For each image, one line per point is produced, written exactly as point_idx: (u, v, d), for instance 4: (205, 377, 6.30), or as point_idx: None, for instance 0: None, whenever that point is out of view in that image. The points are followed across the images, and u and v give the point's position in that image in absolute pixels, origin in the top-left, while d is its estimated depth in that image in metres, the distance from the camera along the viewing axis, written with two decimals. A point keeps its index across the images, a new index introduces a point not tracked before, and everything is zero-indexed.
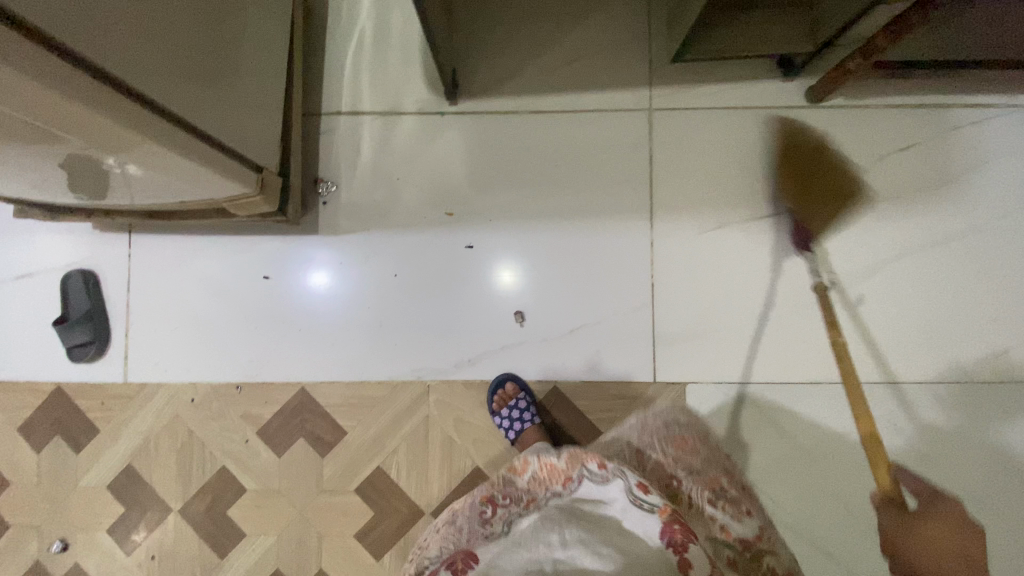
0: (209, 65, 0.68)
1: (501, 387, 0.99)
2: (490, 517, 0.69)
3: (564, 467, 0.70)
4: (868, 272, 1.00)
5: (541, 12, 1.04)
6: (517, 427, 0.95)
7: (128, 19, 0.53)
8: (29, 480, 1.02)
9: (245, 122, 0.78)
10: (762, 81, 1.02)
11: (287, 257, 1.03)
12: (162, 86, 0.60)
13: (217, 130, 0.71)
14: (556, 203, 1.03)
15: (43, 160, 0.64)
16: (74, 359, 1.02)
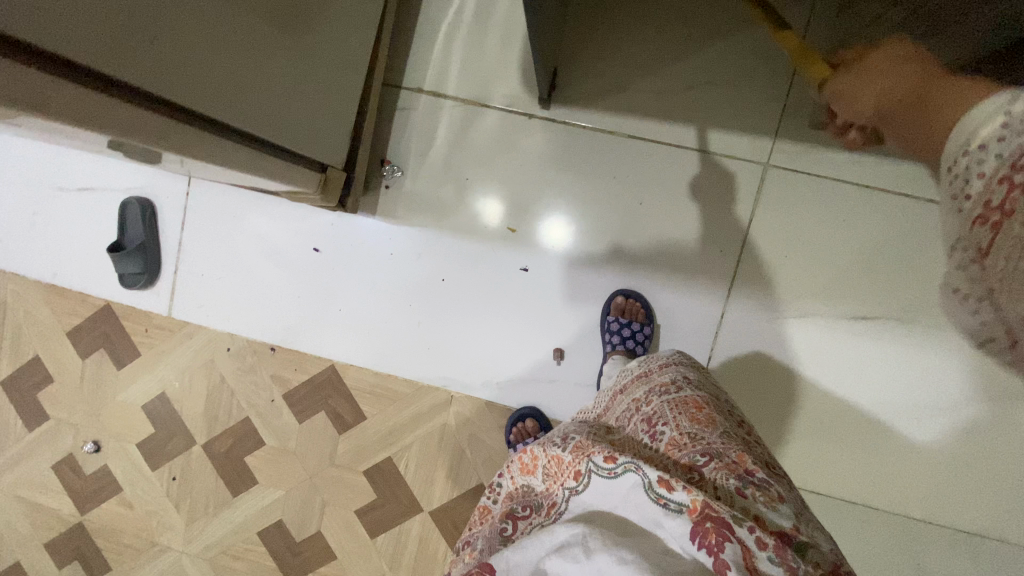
0: (284, 68, 0.60)
1: (523, 422, 0.97)
2: (512, 533, 0.61)
3: (572, 460, 0.59)
4: (953, 408, 0.89)
5: (671, 20, 0.88)
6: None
7: (197, 43, 0.46)
8: (73, 381, 1.09)
9: (315, 118, 0.72)
10: (907, 163, 0.86)
11: (340, 234, 0.99)
12: (231, 105, 0.54)
13: (283, 137, 0.65)
14: (629, 246, 0.93)
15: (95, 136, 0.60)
16: (124, 284, 1.04)
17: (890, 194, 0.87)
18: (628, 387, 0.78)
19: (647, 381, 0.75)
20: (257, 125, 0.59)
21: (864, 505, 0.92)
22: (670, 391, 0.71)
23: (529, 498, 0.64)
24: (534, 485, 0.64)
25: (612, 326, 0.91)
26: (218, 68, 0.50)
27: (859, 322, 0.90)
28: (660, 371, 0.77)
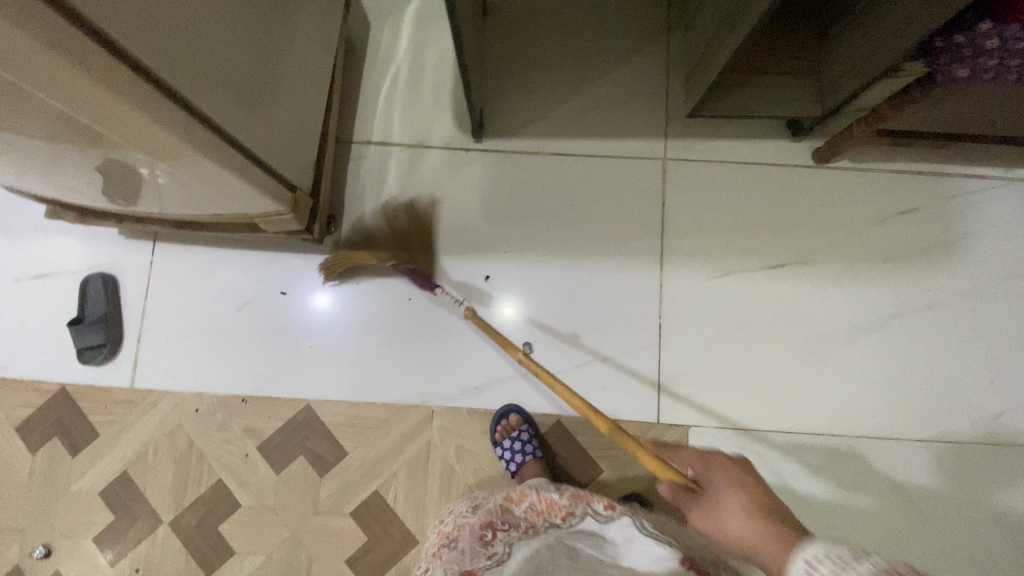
0: (258, 88, 0.73)
1: (505, 417, 1.01)
2: (490, 539, 0.81)
3: (566, 503, 0.84)
4: (869, 327, 1.03)
5: (567, 61, 1.11)
6: (517, 458, 0.97)
7: (193, 44, 0.58)
8: (21, 481, 1.01)
9: (286, 144, 0.83)
10: (771, 140, 1.08)
11: (306, 275, 1.06)
12: (218, 105, 0.65)
13: (260, 150, 0.76)
14: (570, 241, 1.07)
15: (90, 166, 0.68)
16: (84, 359, 1.03)
17: (766, 166, 1.08)
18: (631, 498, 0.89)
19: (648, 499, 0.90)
20: (237, 132, 0.70)
21: (826, 433, 1.00)
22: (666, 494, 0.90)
23: (507, 517, 0.84)
24: (514, 510, 0.85)
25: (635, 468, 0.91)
26: (206, 66, 0.61)
27: (774, 271, 1.05)
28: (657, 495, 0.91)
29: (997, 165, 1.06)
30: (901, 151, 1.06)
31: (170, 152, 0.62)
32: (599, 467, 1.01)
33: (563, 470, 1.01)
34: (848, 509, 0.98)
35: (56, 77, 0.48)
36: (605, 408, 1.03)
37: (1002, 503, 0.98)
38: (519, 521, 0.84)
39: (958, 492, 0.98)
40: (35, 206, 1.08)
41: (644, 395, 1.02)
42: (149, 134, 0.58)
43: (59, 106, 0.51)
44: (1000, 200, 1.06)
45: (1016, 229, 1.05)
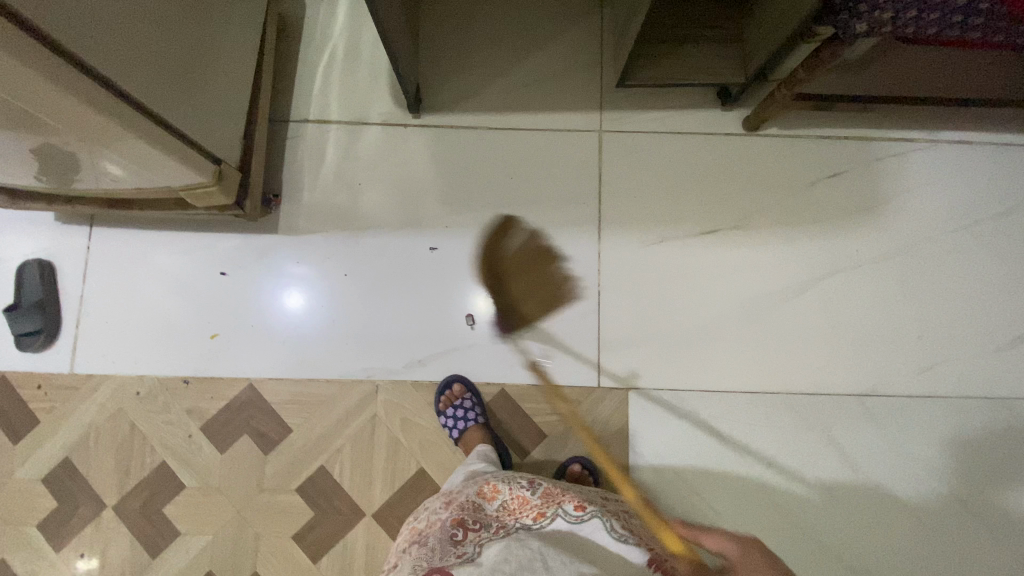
0: (184, 66, 0.75)
1: (449, 387, 1.02)
2: (461, 538, 0.76)
3: (538, 502, 0.79)
4: (801, 288, 1.06)
5: (503, 37, 1.12)
6: (460, 425, 0.98)
7: (109, 22, 0.61)
8: None
9: (217, 120, 0.85)
10: (704, 109, 1.10)
11: (246, 255, 1.06)
12: (140, 82, 0.67)
13: (189, 127, 0.78)
14: (512, 213, 1.08)
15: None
16: (21, 346, 1.02)
17: (700, 135, 1.10)
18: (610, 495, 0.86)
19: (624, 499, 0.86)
20: (164, 109, 0.73)
21: (762, 391, 1.03)
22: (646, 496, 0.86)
23: (478, 515, 0.79)
24: (486, 506, 0.81)
25: None
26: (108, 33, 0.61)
27: (709, 236, 1.07)
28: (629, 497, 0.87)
29: (922, 127, 1.09)
30: (829, 116, 1.09)
31: (68, 114, 0.62)
32: (543, 434, 1.03)
33: (507, 438, 1.03)
34: (785, 462, 1.01)
35: None
36: (548, 375, 1.04)
37: (930, 451, 1.02)
38: (490, 519, 0.79)
39: (889, 444, 1.02)
40: None
41: (585, 361, 1.04)
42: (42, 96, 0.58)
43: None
44: (926, 161, 1.09)
45: (943, 188, 1.08)
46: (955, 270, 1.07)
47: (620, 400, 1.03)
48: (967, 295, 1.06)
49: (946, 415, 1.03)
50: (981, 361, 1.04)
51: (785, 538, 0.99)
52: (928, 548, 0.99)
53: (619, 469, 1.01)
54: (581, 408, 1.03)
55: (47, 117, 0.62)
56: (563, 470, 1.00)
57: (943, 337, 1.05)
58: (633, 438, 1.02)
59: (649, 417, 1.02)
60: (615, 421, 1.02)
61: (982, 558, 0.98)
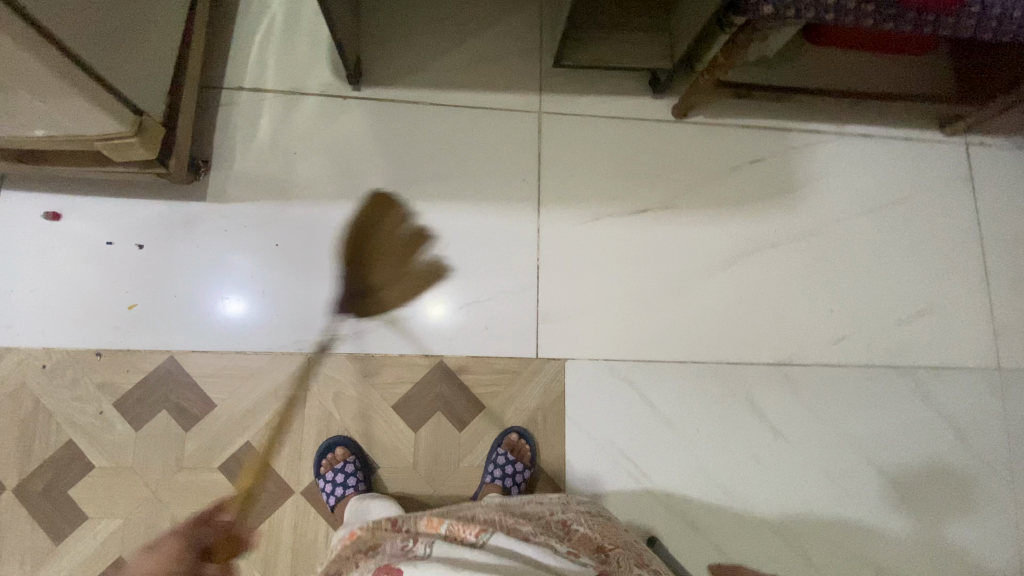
0: (115, 15, 0.72)
1: (331, 450, 0.97)
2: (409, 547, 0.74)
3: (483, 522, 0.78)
4: (727, 264, 1.12)
5: (444, 19, 1.14)
6: (337, 492, 0.94)
7: None
8: None
9: (146, 77, 0.82)
10: (637, 95, 1.16)
11: (170, 223, 1.01)
12: (67, 25, 0.64)
13: (117, 79, 0.75)
14: (451, 188, 1.09)
15: None
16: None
17: (633, 119, 1.15)
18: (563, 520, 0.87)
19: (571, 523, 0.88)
20: (92, 57, 0.69)
21: (692, 361, 1.08)
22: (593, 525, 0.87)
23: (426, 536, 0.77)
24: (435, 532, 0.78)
25: (500, 459, 0.99)
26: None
27: (642, 215, 1.12)
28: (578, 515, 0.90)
29: (832, 120, 1.18)
30: (750, 107, 1.17)
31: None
32: (481, 405, 1.02)
33: (445, 410, 1.02)
34: (709, 428, 1.06)
35: None
36: (486, 347, 1.05)
37: (842, 416, 1.09)
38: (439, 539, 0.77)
39: (808, 410, 1.09)
40: None
41: (523, 332, 1.06)
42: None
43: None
44: (839, 149, 1.18)
45: (855, 175, 1.18)
46: (865, 250, 1.15)
47: (557, 371, 1.05)
48: (877, 273, 1.15)
49: (857, 381, 1.11)
50: (889, 332, 1.13)
51: (710, 501, 1.04)
52: (838, 505, 1.06)
53: (555, 438, 1.02)
54: (518, 380, 1.04)
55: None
56: (500, 440, 1.00)
57: (854, 310, 1.13)
58: (569, 408, 1.04)
59: (586, 387, 1.04)
60: (552, 391, 1.04)
61: (885, 514, 1.07)
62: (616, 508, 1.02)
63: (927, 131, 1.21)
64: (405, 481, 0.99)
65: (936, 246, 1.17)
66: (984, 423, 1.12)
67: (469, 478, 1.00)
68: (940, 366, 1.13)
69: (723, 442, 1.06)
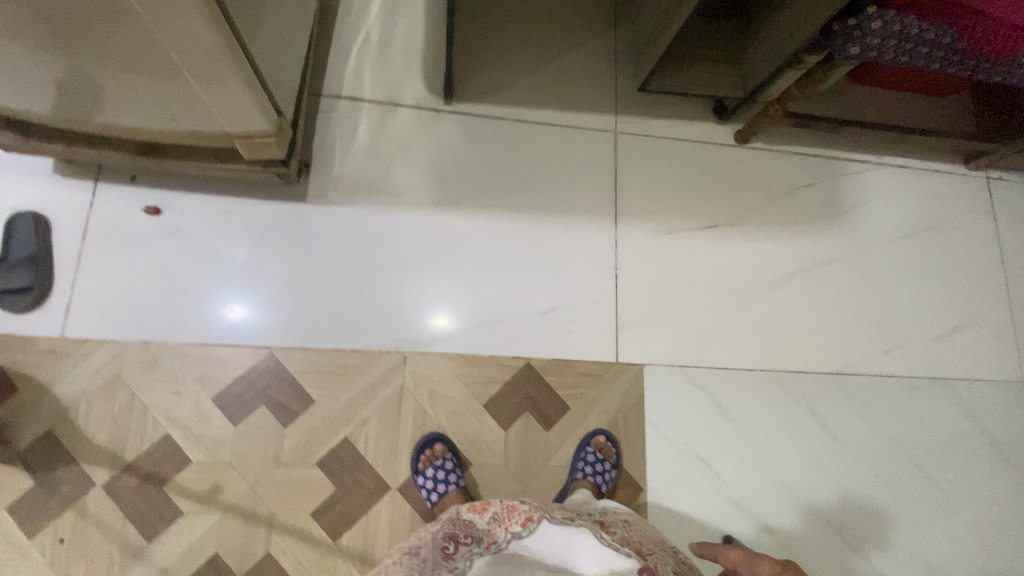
0: (270, 24, 0.78)
1: (429, 446, 0.99)
2: (453, 552, 0.77)
3: (523, 509, 0.78)
4: (785, 279, 1.21)
5: (528, 41, 1.22)
6: (439, 489, 0.95)
7: None
8: None
9: (281, 81, 0.87)
10: (703, 121, 1.25)
11: (273, 222, 1.05)
12: (248, 31, 0.70)
13: (268, 81, 0.80)
14: (535, 199, 1.15)
15: (87, 62, 0.67)
16: (2, 303, 0.93)
17: (700, 143, 1.24)
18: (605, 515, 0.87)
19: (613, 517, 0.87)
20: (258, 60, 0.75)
21: (757, 368, 1.15)
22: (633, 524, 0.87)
23: (469, 530, 0.79)
24: (476, 520, 0.79)
25: (589, 457, 1.02)
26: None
27: (710, 231, 1.20)
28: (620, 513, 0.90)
29: (873, 152, 1.31)
30: (803, 136, 1.28)
31: (176, 23, 0.60)
32: (566, 406, 1.06)
33: (533, 410, 1.05)
34: (773, 432, 1.13)
35: None
36: (571, 351, 1.09)
37: (889, 423, 1.18)
38: (481, 533, 0.79)
39: (860, 416, 1.17)
40: None
41: (605, 337, 1.11)
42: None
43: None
44: (880, 178, 1.30)
45: (893, 202, 1.29)
46: (904, 270, 1.26)
47: (637, 374, 1.10)
48: (914, 291, 1.26)
49: (900, 391, 1.20)
50: (927, 346, 1.23)
51: (777, 501, 1.10)
52: (887, 506, 1.14)
53: (636, 439, 1.07)
54: (600, 382, 1.08)
55: (153, 24, 0.60)
56: (588, 440, 1.04)
57: (896, 324, 1.23)
58: (648, 411, 1.09)
59: (664, 391, 1.10)
60: (632, 394, 1.09)
61: (929, 516, 1.15)
62: (693, 507, 1.06)
63: (952, 166, 1.34)
64: (496, 478, 1.02)
65: (966, 269, 1.29)
66: (1012, 431, 1.22)
67: (556, 476, 1.04)
68: (973, 378, 1.24)
69: (787, 446, 1.13)
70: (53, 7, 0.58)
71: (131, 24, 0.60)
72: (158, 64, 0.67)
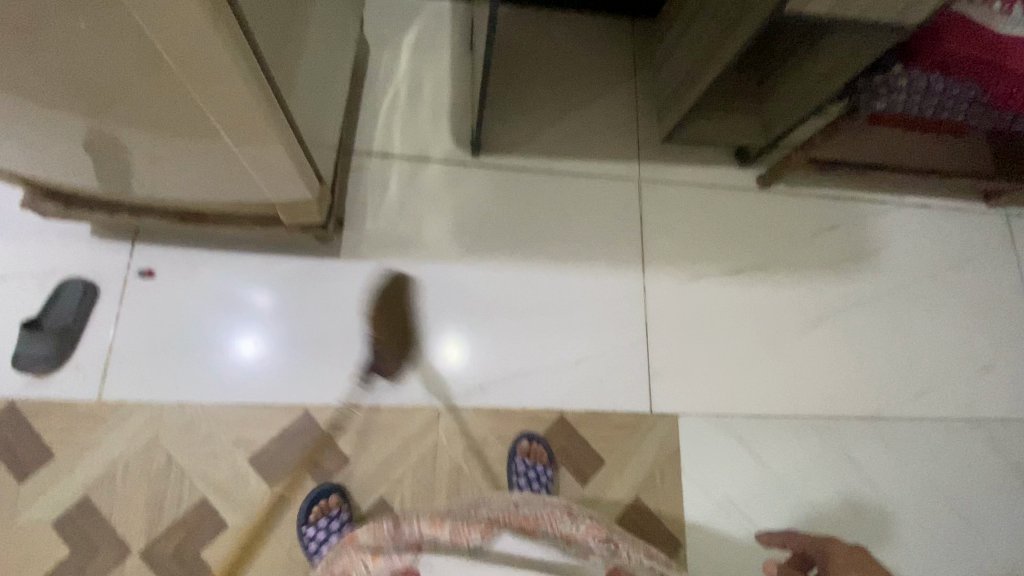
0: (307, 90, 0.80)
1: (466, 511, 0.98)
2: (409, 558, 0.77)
3: (486, 528, 0.80)
4: (814, 323, 1.21)
5: (552, 93, 1.25)
6: None
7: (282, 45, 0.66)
8: None
9: (319, 146, 0.89)
10: (725, 167, 1.26)
11: (305, 278, 1.06)
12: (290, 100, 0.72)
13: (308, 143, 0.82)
14: (562, 248, 1.16)
15: (143, 143, 0.69)
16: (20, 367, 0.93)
17: (723, 188, 1.25)
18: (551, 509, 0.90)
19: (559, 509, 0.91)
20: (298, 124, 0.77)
21: (789, 414, 1.14)
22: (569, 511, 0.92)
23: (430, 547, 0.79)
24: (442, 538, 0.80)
25: (518, 467, 1.00)
26: (269, 30, 0.63)
27: (737, 276, 1.20)
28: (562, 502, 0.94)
29: (894, 193, 1.32)
30: (824, 179, 1.29)
31: (227, 98, 0.62)
32: (602, 459, 1.05)
33: (568, 464, 1.05)
34: (809, 480, 1.11)
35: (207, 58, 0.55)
36: (603, 402, 1.08)
37: (926, 468, 1.16)
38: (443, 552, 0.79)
39: (895, 460, 1.15)
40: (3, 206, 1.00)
41: (636, 387, 1.10)
42: (213, 75, 0.58)
43: (135, 16, 0.50)
44: (901, 218, 1.31)
45: (917, 242, 1.30)
46: (932, 309, 1.26)
47: (671, 424, 1.09)
48: (942, 331, 1.25)
49: (934, 433, 1.19)
50: (958, 386, 1.22)
51: (818, 552, 1.08)
52: (930, 555, 1.11)
53: (673, 491, 1.06)
54: (634, 433, 1.07)
55: (206, 98, 0.61)
56: (514, 450, 1.02)
57: (926, 365, 1.22)
58: (683, 461, 1.07)
59: (697, 440, 1.09)
60: (666, 444, 1.08)
61: (973, 565, 1.12)
62: (732, 561, 1.04)
63: (972, 204, 1.35)
64: None
65: (992, 307, 1.29)
66: None
67: None
68: (1008, 419, 1.22)
69: (825, 494, 1.11)
70: (119, 93, 0.60)
71: (185, 100, 0.62)
72: (212, 138, 0.69)
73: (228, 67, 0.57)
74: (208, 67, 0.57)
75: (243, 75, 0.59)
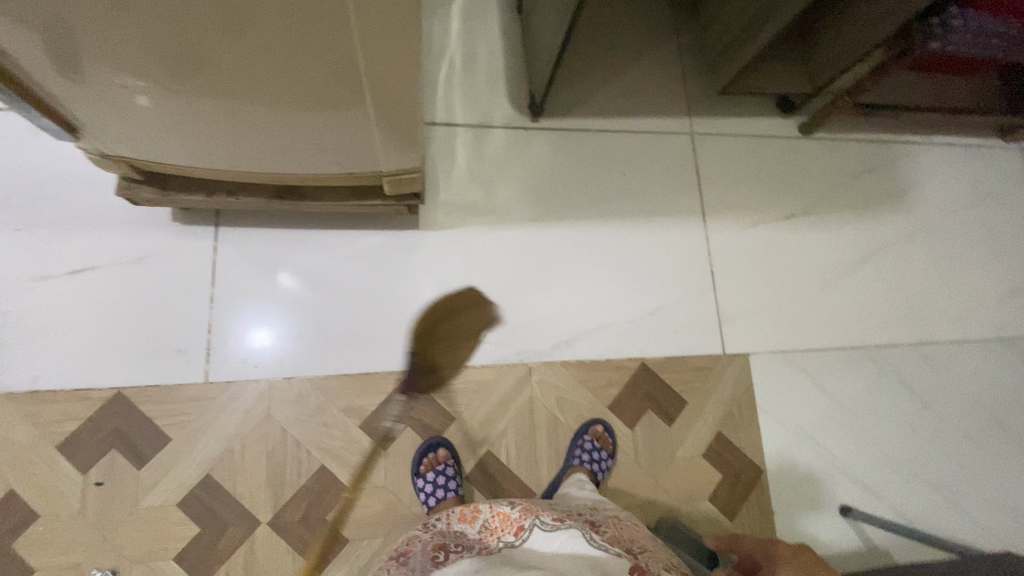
0: None
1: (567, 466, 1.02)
2: (441, 559, 0.74)
3: (516, 517, 0.78)
4: (861, 260, 1.28)
5: (601, 53, 1.26)
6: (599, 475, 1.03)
7: None
8: (86, 505, 0.91)
9: None
10: (769, 117, 1.31)
11: (389, 250, 1.08)
12: None
13: None
14: (627, 206, 1.20)
15: (269, 120, 0.70)
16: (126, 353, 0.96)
17: (769, 138, 1.30)
18: (596, 514, 0.85)
19: (598, 512, 0.86)
20: None
21: (847, 347, 1.22)
22: (613, 517, 0.85)
23: (460, 541, 0.78)
24: (467, 531, 0.80)
25: (585, 445, 1.04)
26: None
27: (788, 220, 1.26)
28: (603, 507, 0.89)
29: (924, 133, 1.39)
30: (859, 124, 1.36)
31: (381, 75, 0.61)
32: (684, 401, 1.12)
33: (654, 406, 1.11)
34: (869, 404, 1.20)
35: (382, 35, 0.54)
36: (680, 347, 1.15)
37: (968, 385, 1.26)
38: (472, 543, 0.78)
39: (941, 381, 1.25)
40: (80, 197, 1.00)
41: (709, 331, 1.17)
42: (380, 52, 0.57)
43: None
44: (932, 157, 1.38)
45: (946, 178, 1.38)
46: (962, 241, 1.35)
47: (743, 363, 1.16)
48: (973, 261, 1.34)
49: (974, 355, 1.29)
50: (991, 310, 1.32)
51: (880, 468, 1.18)
52: (976, 463, 1.22)
53: (751, 424, 1.14)
54: (711, 375, 1.14)
55: (359, 70, 0.60)
56: (585, 429, 1.06)
57: (961, 293, 1.32)
58: (757, 397, 1.15)
59: (768, 376, 1.17)
60: (742, 381, 1.15)
61: (1014, 468, 1.24)
62: (807, 482, 1.13)
63: (994, 140, 1.43)
64: (627, 474, 1.08)
65: (1016, 235, 1.38)
66: None
67: (681, 466, 1.10)
68: None
69: (882, 416, 1.21)
70: (265, 70, 0.60)
71: (338, 73, 0.60)
72: (347, 113, 0.69)
73: (405, 44, 0.57)
74: (384, 45, 0.56)
75: (409, 55, 0.59)
